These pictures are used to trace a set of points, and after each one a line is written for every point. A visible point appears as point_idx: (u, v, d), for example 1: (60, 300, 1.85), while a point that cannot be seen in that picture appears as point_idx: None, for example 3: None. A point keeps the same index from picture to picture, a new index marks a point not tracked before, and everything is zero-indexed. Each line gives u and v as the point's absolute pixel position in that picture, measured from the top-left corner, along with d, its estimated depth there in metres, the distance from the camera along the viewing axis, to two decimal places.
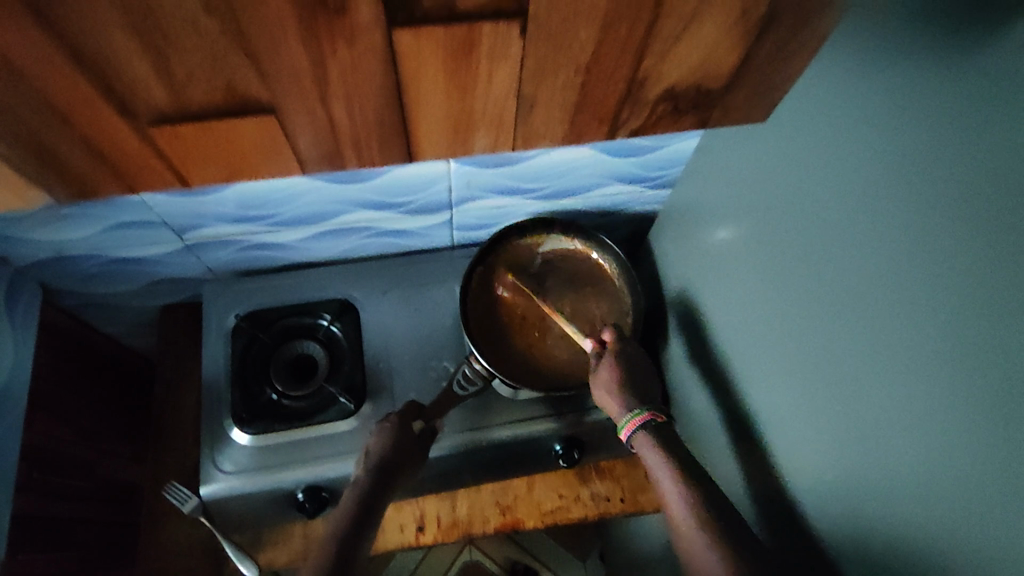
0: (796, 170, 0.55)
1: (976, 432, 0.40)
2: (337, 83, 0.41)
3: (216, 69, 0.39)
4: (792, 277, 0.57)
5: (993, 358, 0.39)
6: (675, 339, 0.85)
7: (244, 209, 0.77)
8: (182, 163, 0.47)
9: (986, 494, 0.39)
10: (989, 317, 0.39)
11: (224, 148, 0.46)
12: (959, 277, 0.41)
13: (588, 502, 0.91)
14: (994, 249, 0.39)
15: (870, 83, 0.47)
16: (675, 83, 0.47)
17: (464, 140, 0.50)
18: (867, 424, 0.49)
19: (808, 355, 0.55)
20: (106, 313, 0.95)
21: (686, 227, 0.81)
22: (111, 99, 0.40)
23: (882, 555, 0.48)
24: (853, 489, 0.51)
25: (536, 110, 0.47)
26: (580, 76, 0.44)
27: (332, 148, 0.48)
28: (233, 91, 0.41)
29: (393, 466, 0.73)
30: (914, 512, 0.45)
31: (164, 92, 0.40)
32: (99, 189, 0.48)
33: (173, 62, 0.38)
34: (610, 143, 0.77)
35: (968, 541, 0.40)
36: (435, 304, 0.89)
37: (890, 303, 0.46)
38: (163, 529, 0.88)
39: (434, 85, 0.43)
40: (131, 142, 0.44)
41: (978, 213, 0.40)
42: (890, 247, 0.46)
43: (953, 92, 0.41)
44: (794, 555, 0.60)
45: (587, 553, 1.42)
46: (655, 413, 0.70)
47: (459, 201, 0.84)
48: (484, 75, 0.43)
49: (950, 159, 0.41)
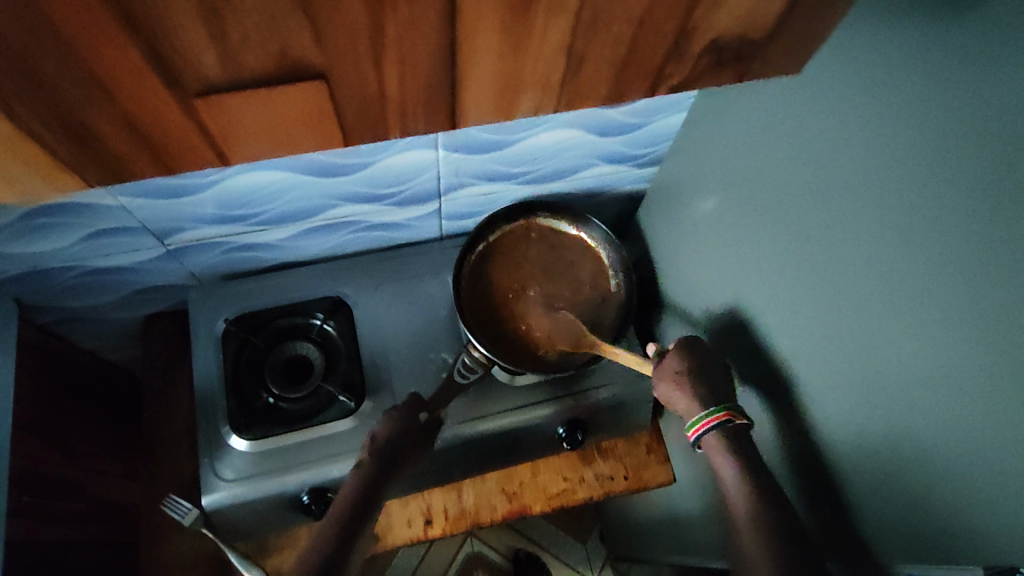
0: (791, 128, 0.56)
1: (987, 362, 0.40)
2: (391, 43, 0.40)
3: (273, 31, 0.37)
4: (795, 237, 0.57)
5: (998, 287, 0.39)
6: (674, 312, 0.86)
7: (227, 209, 0.76)
8: (225, 140, 0.46)
9: (1008, 420, 0.39)
10: (1006, 249, 0.39)
11: (276, 123, 0.45)
12: (985, 211, 0.40)
13: (592, 483, 0.91)
14: (1006, 180, 0.39)
15: (876, 35, 0.47)
16: (718, 36, 0.47)
17: (509, 104, 0.49)
18: (875, 370, 0.50)
19: (815, 311, 0.56)
20: (85, 326, 0.92)
21: (678, 201, 0.82)
22: (160, 69, 0.38)
23: (912, 498, 0.48)
24: (880, 438, 0.50)
25: (585, 66, 0.46)
26: (632, 29, 0.44)
27: (376, 114, 0.47)
28: (287, 56, 0.39)
29: (398, 450, 0.73)
30: (939, 450, 0.45)
31: (217, 61, 0.38)
32: (134, 171, 0.47)
33: (230, 25, 0.36)
34: (596, 121, 0.77)
35: (995, 467, 0.40)
36: (427, 295, 0.89)
37: (896, 251, 0.46)
38: (162, 543, 0.86)
39: (488, 44, 0.42)
40: (179, 118, 0.42)
41: (993, 148, 0.39)
42: (902, 191, 0.46)
43: (962, 35, 0.41)
44: (817, 508, 0.60)
45: (587, 535, 1.45)
46: (732, 415, 0.63)
47: (448, 189, 0.83)
48: (540, 31, 0.42)
49: (956, 98, 0.41)
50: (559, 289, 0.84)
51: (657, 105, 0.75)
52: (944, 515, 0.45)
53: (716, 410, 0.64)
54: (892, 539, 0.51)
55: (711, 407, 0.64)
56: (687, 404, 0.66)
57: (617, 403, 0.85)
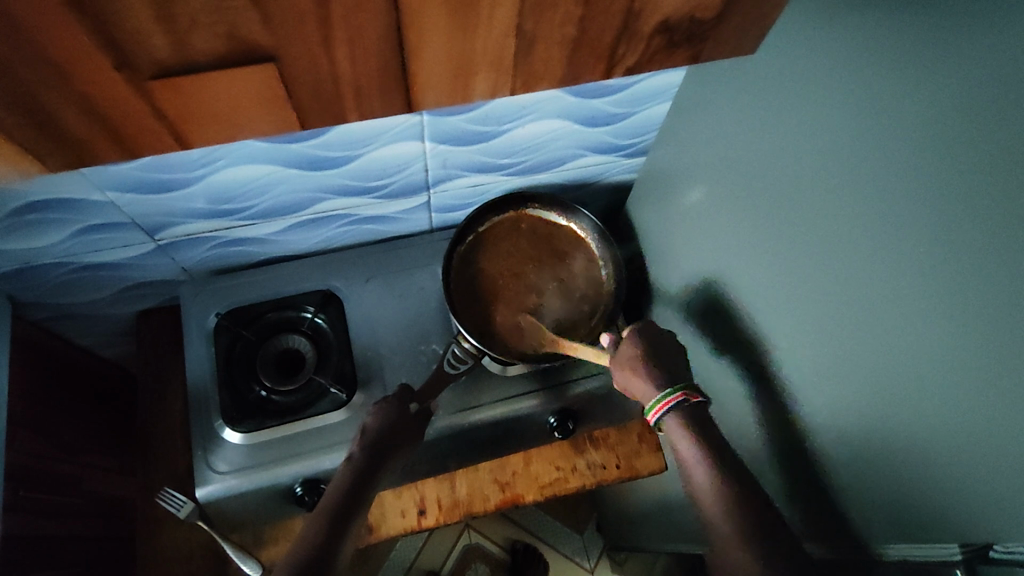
0: (770, 114, 0.57)
1: (966, 339, 0.41)
2: (338, 23, 0.42)
3: (220, 15, 0.39)
4: (778, 224, 0.58)
5: (977, 261, 0.40)
6: (662, 301, 0.87)
7: (217, 203, 0.76)
8: (183, 122, 0.48)
9: (987, 395, 0.40)
10: (980, 221, 0.39)
11: (224, 103, 0.47)
12: (955, 186, 0.41)
13: (584, 472, 0.92)
14: (977, 154, 0.39)
15: (840, 22, 0.49)
16: (667, 15, 0.50)
17: (464, 86, 0.52)
18: (857, 353, 0.50)
19: (797, 295, 0.56)
20: (78, 322, 0.92)
21: (665, 190, 0.82)
22: (112, 52, 0.40)
23: (894, 478, 0.48)
24: (864, 419, 0.51)
25: (535, 47, 0.49)
26: (579, 8, 0.46)
27: (330, 98, 0.49)
28: (237, 38, 0.41)
29: (389, 440, 0.73)
30: (920, 426, 0.45)
31: (167, 43, 0.40)
32: (96, 155, 0.50)
33: (176, 8, 0.38)
34: (582, 111, 0.77)
35: (974, 442, 0.41)
36: (418, 288, 0.89)
37: (871, 230, 0.47)
38: (159, 536, 0.87)
39: (436, 28, 0.45)
40: (132, 100, 0.45)
41: (951, 122, 0.41)
42: (879, 172, 0.46)
43: (919, 17, 0.43)
44: (801, 491, 0.60)
45: (585, 527, 1.46)
46: (688, 394, 0.65)
47: (436, 181, 0.84)
48: (485, 14, 0.44)
49: (931, 70, 0.42)
50: (547, 280, 0.85)
51: (642, 95, 0.76)
52: (925, 492, 0.46)
53: (674, 389, 0.65)
54: (875, 519, 0.51)
55: (668, 390, 0.66)
56: (646, 386, 0.67)
57: (607, 392, 0.86)
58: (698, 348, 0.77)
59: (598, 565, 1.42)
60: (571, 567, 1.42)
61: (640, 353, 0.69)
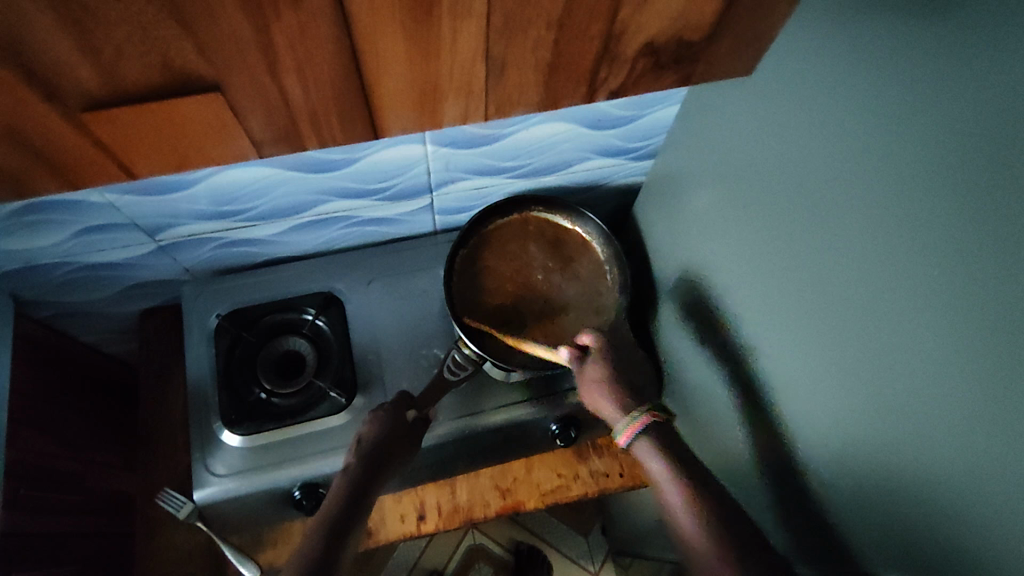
0: (778, 125, 0.55)
1: (971, 383, 0.39)
2: (285, 50, 0.40)
3: (150, 43, 0.38)
4: (784, 237, 0.56)
5: (986, 299, 0.38)
6: (666, 310, 0.84)
7: (219, 205, 0.75)
8: (122, 150, 0.46)
9: (988, 443, 0.38)
10: (985, 256, 0.38)
11: (171, 130, 0.45)
12: (960, 218, 0.39)
13: (586, 480, 0.91)
14: (985, 189, 0.37)
15: (850, 38, 0.46)
16: (653, 36, 0.47)
17: (432, 110, 0.50)
18: (861, 377, 0.48)
19: (802, 313, 0.54)
20: (82, 319, 0.93)
21: (672, 197, 0.80)
22: (37, 83, 0.38)
23: (894, 514, 0.46)
24: (866, 451, 0.48)
25: (506, 72, 0.47)
26: (552, 32, 0.44)
27: (286, 127, 0.48)
28: (172, 68, 0.40)
29: (386, 449, 0.71)
30: (922, 465, 0.43)
31: (94, 74, 0.39)
32: (36, 185, 0.48)
33: (99, 38, 0.37)
34: (588, 114, 0.75)
35: (976, 488, 0.39)
36: (421, 291, 0.88)
37: (877, 255, 0.45)
38: (160, 536, 0.87)
39: (394, 50, 0.43)
40: (69, 134, 0.43)
41: (956, 153, 0.39)
42: (884, 198, 0.44)
43: (928, 41, 0.41)
44: (800, 517, 0.58)
45: (590, 529, 1.45)
46: (655, 414, 0.64)
47: (438, 184, 0.83)
48: (448, 35, 0.42)
49: (939, 93, 0.40)
50: (551, 282, 0.83)
51: (650, 99, 0.74)
52: (924, 533, 0.44)
53: (641, 412, 0.64)
54: (874, 553, 0.49)
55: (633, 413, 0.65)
56: (615, 410, 0.67)
57: None
58: (702, 362, 0.75)
59: (602, 568, 1.42)
60: (575, 569, 1.41)
61: (605, 372, 0.69)
